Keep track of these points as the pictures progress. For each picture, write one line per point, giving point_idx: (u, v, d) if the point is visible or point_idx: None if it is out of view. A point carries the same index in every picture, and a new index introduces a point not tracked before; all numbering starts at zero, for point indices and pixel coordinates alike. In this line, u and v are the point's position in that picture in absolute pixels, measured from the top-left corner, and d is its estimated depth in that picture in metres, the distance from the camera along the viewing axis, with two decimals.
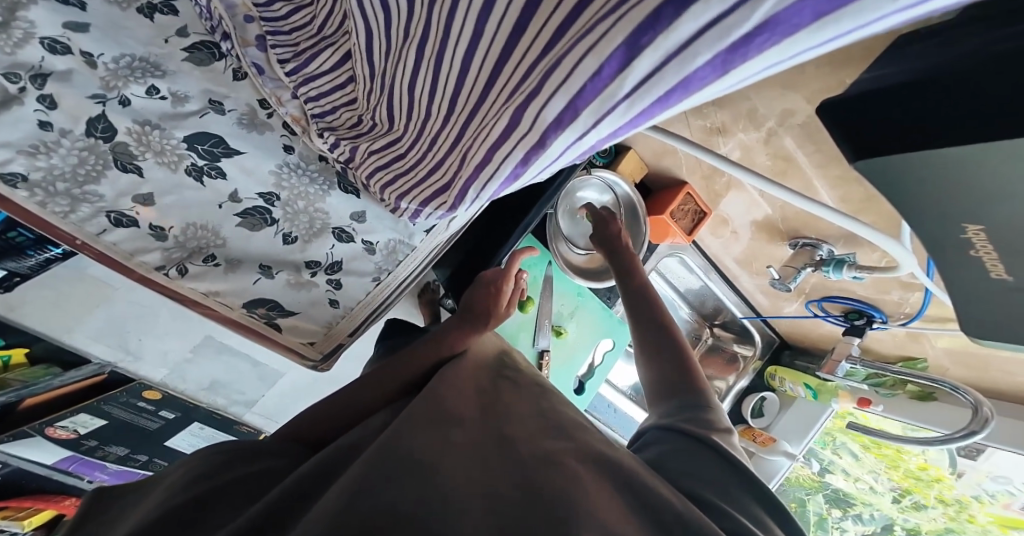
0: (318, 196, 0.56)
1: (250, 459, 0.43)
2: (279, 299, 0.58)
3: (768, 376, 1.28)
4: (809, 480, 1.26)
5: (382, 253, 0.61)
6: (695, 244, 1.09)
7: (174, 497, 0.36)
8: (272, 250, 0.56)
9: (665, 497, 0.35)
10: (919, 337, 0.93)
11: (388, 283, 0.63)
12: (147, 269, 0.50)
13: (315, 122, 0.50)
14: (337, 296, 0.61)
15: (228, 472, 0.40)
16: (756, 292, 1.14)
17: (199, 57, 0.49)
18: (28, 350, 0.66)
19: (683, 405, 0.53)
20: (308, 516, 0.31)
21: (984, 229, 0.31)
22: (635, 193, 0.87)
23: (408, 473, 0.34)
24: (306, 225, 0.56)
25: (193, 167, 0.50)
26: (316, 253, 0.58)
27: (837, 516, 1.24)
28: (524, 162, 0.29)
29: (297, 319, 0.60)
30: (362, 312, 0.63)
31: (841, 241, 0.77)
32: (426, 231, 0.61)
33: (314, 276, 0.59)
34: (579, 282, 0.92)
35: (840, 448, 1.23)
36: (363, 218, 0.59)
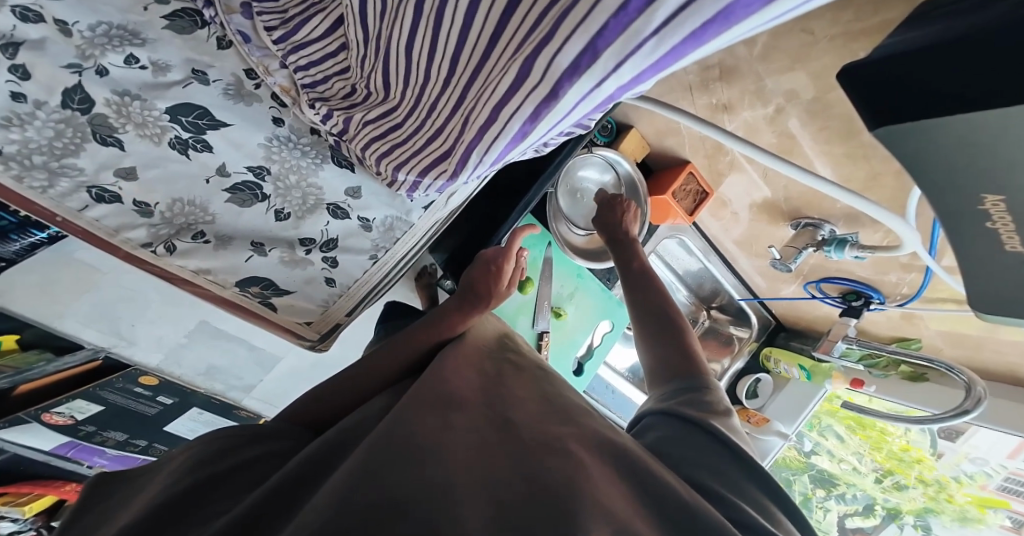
0: (310, 169, 0.51)
1: (255, 441, 0.42)
2: (274, 278, 0.55)
3: (763, 358, 1.29)
4: (795, 460, 1.27)
5: (378, 230, 0.57)
6: (695, 226, 1.08)
7: (180, 480, 0.35)
8: (263, 227, 0.52)
9: (675, 492, 0.34)
10: (914, 319, 0.94)
11: (385, 262, 0.60)
12: (132, 246, 0.46)
13: (306, 93, 0.46)
14: (333, 274, 0.58)
15: (231, 457, 0.39)
16: (753, 275, 1.14)
17: (182, 25, 0.43)
18: (19, 336, 0.64)
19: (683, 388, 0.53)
20: (306, 507, 0.30)
21: (1003, 200, 0.30)
22: (637, 172, 0.85)
23: (404, 463, 0.33)
24: (298, 201, 0.52)
25: (178, 140, 0.45)
26: (310, 231, 0.54)
27: (821, 496, 1.26)
28: (533, 119, 0.27)
29: (293, 298, 0.57)
30: (359, 291, 0.61)
31: (843, 221, 0.76)
32: (424, 208, 0.57)
33: (309, 254, 0.55)
34: (579, 262, 0.90)
35: (826, 431, 1.24)
36: (358, 194, 0.54)
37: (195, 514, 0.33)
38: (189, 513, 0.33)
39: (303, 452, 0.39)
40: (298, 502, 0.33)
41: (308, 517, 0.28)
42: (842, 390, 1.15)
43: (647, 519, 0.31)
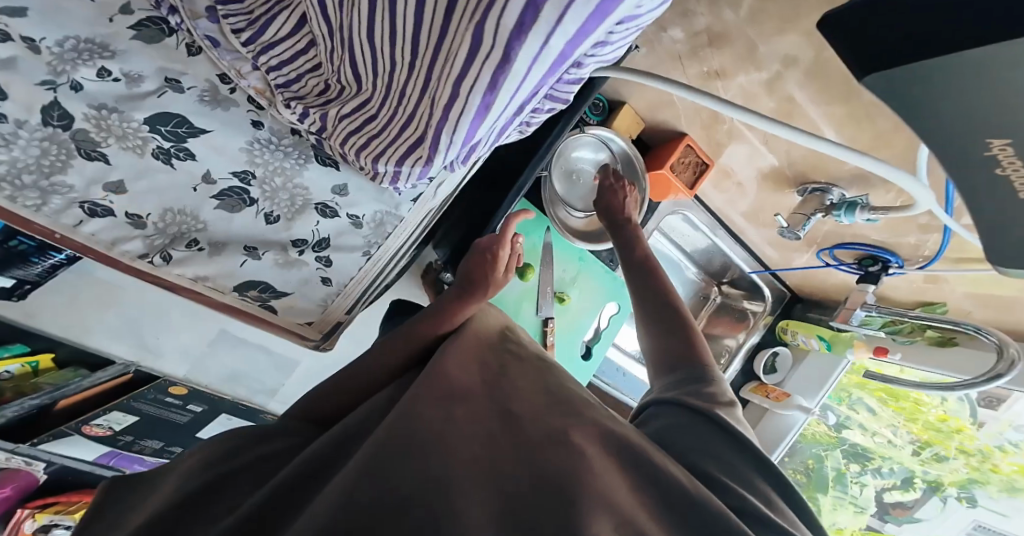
0: (295, 170, 0.49)
1: (262, 441, 0.43)
2: (270, 281, 0.55)
3: (779, 331, 1.26)
4: (825, 435, 1.25)
5: (369, 226, 0.55)
6: (698, 199, 1.06)
7: (192, 478, 0.37)
8: (255, 231, 0.51)
9: (671, 482, 0.34)
10: (937, 281, 0.90)
11: (379, 258, 0.58)
12: (130, 258, 0.47)
13: (280, 93, 0.43)
14: (329, 273, 0.57)
15: (240, 457, 0.40)
16: (764, 246, 1.11)
17: (150, 36, 0.40)
18: (54, 354, 0.72)
19: (681, 377, 0.52)
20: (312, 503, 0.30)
21: (1010, 143, 0.28)
22: (632, 148, 0.83)
23: (405, 457, 0.33)
24: (286, 203, 0.50)
25: (160, 150, 0.44)
26: (301, 231, 0.53)
27: (857, 470, 1.23)
28: (492, 87, 0.27)
29: (292, 299, 0.57)
30: (356, 288, 0.60)
31: (852, 183, 0.73)
32: (414, 200, 0.54)
33: (302, 255, 0.55)
34: (579, 245, 0.89)
35: (856, 404, 1.21)
36: (345, 191, 0.52)
37: (206, 511, 0.34)
38: (199, 508, 0.34)
39: (310, 449, 0.39)
40: (301, 497, 0.34)
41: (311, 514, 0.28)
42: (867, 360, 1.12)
43: (648, 511, 0.31)
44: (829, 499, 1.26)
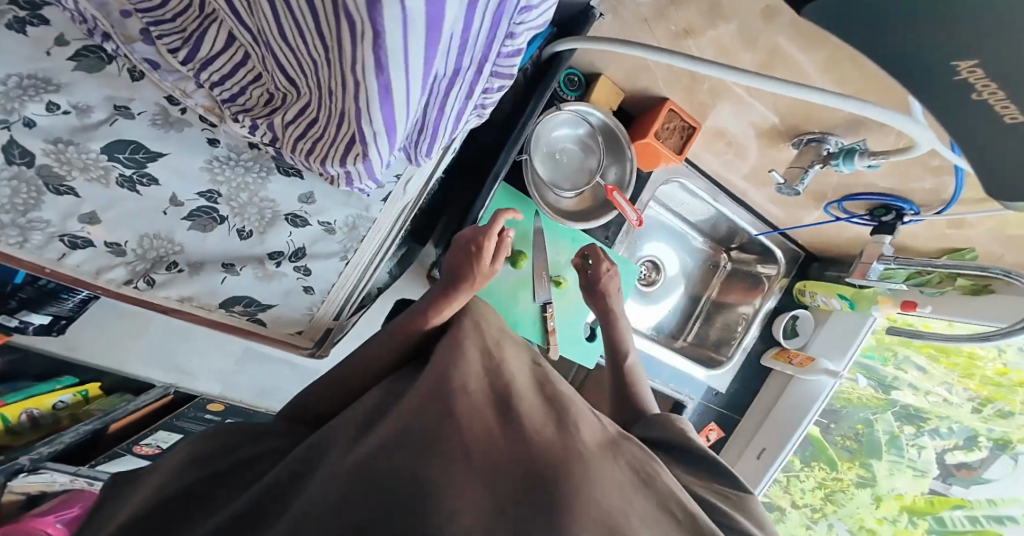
0: (258, 184, 0.49)
1: (257, 438, 0.46)
2: (253, 294, 0.58)
3: (797, 293, 1.22)
4: (874, 398, 1.19)
5: (342, 232, 0.56)
6: (690, 164, 1.04)
7: (185, 473, 0.40)
8: (231, 248, 0.53)
9: (639, 496, 0.39)
10: (962, 225, 0.83)
11: (357, 262, 0.60)
12: (116, 285, 0.50)
13: (227, 107, 0.41)
14: (309, 282, 0.60)
15: (232, 454, 0.43)
16: (768, 204, 1.07)
17: (91, 65, 0.37)
18: (100, 383, 0.76)
19: (654, 422, 0.63)
20: (323, 498, 0.35)
21: (980, 64, 0.23)
22: (613, 119, 0.82)
23: (410, 459, 0.38)
24: (256, 217, 0.52)
25: (124, 178, 0.44)
26: (276, 243, 0.55)
27: (912, 433, 1.17)
28: (379, 67, 0.24)
29: (277, 309, 0.61)
30: (339, 292, 0.63)
31: (847, 129, 0.69)
32: (384, 200, 0.54)
33: (280, 266, 0.57)
34: (570, 226, 0.86)
35: (903, 363, 1.17)
36: (312, 199, 0.52)
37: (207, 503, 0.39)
38: (206, 493, 0.40)
39: (305, 445, 0.43)
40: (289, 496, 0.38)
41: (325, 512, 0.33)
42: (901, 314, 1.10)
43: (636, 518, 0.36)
44: (884, 465, 1.18)
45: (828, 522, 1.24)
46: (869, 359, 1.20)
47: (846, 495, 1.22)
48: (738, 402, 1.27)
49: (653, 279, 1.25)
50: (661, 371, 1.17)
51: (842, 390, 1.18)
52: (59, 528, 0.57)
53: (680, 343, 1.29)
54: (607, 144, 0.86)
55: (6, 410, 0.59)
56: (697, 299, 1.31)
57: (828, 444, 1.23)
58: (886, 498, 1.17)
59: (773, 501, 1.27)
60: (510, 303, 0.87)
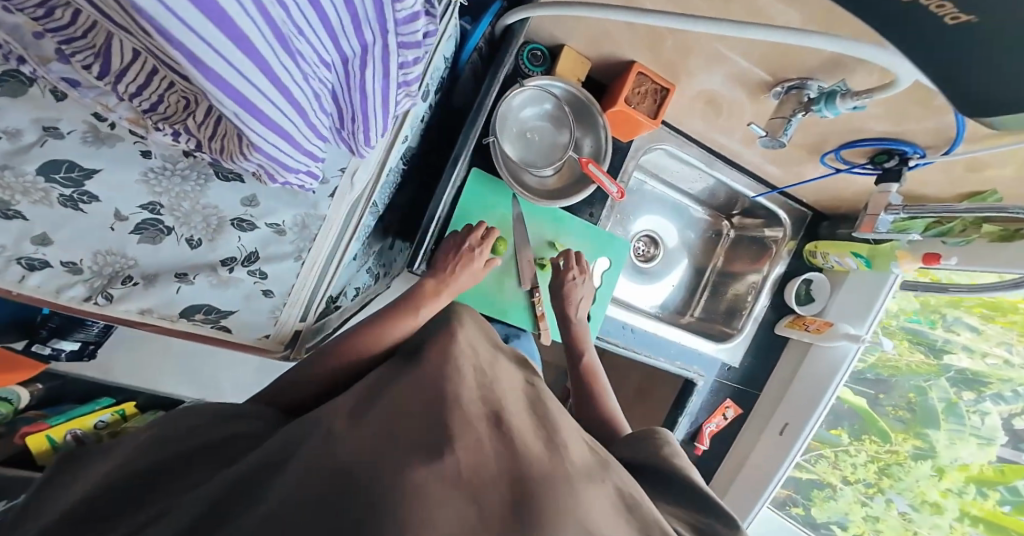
0: (197, 192, 0.52)
1: (226, 421, 0.50)
2: (211, 302, 0.60)
3: (808, 255, 1.17)
4: (925, 365, 1.13)
5: (293, 231, 0.58)
6: (669, 127, 1.03)
7: (148, 454, 0.44)
8: (182, 258, 0.55)
9: (622, 525, 0.39)
10: (984, 166, 0.75)
11: (312, 261, 0.62)
12: (75, 302, 0.52)
13: (148, 116, 0.41)
14: (267, 285, 0.62)
15: (200, 437, 0.47)
16: (764, 164, 1.02)
17: (13, 89, 0.39)
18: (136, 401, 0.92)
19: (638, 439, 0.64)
20: (301, 472, 0.36)
21: None
22: (577, 88, 0.80)
23: (393, 444, 0.39)
24: (202, 225, 0.54)
25: (65, 198, 0.46)
26: (227, 249, 0.57)
27: (971, 399, 1.08)
28: (193, 56, 0.23)
29: (238, 315, 0.63)
30: (299, 292, 0.64)
31: (825, 71, 0.63)
32: (329, 196, 0.55)
33: (234, 272, 0.58)
34: (546, 206, 0.82)
35: (955, 325, 1.09)
36: (254, 202, 0.54)
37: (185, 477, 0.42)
38: (183, 470, 0.43)
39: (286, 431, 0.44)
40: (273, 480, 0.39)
41: (303, 484, 0.34)
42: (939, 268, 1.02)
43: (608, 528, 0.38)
44: (943, 434, 1.09)
45: (885, 498, 1.17)
46: (914, 324, 1.12)
47: (902, 468, 1.14)
48: (755, 375, 1.21)
49: (653, 253, 1.26)
50: (670, 348, 1.13)
51: (887, 357, 1.14)
52: None
53: (687, 318, 1.28)
54: (576, 115, 0.84)
55: (53, 431, 0.77)
56: (702, 270, 1.30)
57: (878, 416, 1.16)
58: (948, 470, 1.08)
59: (822, 478, 1.23)
60: (494, 289, 0.86)
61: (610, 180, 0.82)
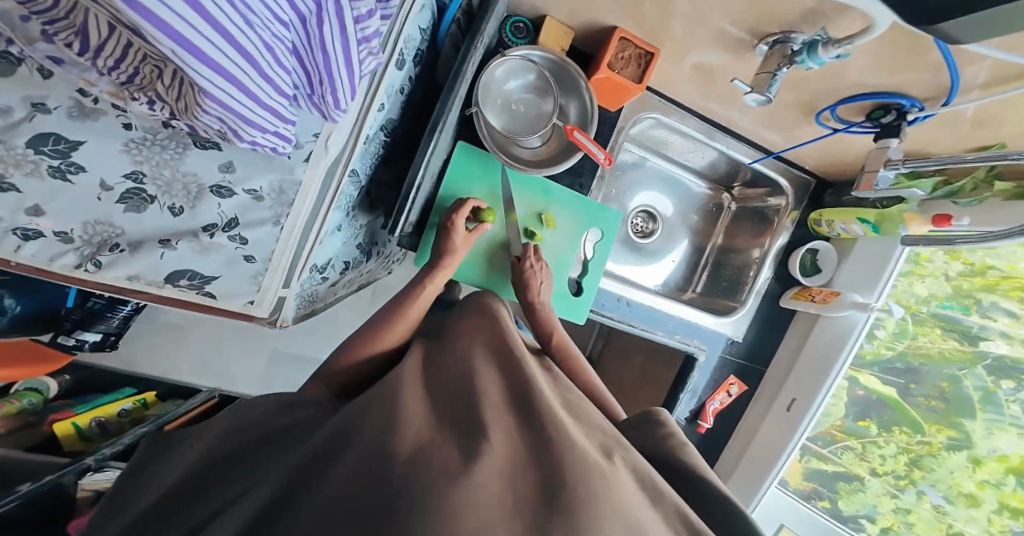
0: (176, 159, 0.53)
1: (290, 410, 0.59)
2: (193, 267, 0.61)
3: (812, 224, 1.13)
4: (959, 352, 1.06)
5: (270, 197, 0.59)
6: (656, 93, 1.01)
7: (239, 437, 0.56)
8: (166, 225, 0.57)
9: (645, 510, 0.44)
10: (989, 121, 0.72)
11: (290, 227, 0.62)
12: (66, 270, 0.54)
13: (126, 87, 0.44)
14: (249, 251, 0.62)
15: (274, 421, 0.57)
16: (759, 129, 0.99)
17: (3, 68, 0.42)
18: (155, 391, 1.28)
19: (640, 426, 0.64)
20: (352, 463, 0.42)
21: None
22: (558, 55, 0.80)
23: (437, 443, 0.44)
24: (183, 193, 0.55)
25: (53, 169, 0.48)
26: (208, 216, 0.58)
27: (1010, 388, 1.01)
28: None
29: (221, 281, 0.63)
30: (281, 260, 0.65)
31: (808, 23, 0.61)
32: (305, 161, 0.57)
33: (215, 238, 0.59)
34: (534, 174, 0.82)
35: (991, 311, 1.02)
36: (232, 168, 0.55)
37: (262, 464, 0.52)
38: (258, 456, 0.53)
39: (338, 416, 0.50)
40: (312, 478, 0.43)
41: (359, 477, 0.40)
42: (971, 254, 1.01)
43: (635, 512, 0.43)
44: (980, 424, 1.03)
45: (917, 489, 1.11)
46: (947, 310, 1.07)
47: (935, 459, 1.07)
48: (760, 351, 1.19)
49: (651, 229, 1.27)
50: (666, 323, 1.12)
51: (919, 345, 1.09)
52: None
53: (689, 294, 1.27)
54: (560, 85, 0.84)
55: (77, 419, 1.07)
56: (702, 249, 1.29)
57: (909, 406, 1.10)
58: (986, 461, 1.02)
59: (849, 470, 1.18)
60: (484, 263, 0.89)
61: (598, 147, 0.82)
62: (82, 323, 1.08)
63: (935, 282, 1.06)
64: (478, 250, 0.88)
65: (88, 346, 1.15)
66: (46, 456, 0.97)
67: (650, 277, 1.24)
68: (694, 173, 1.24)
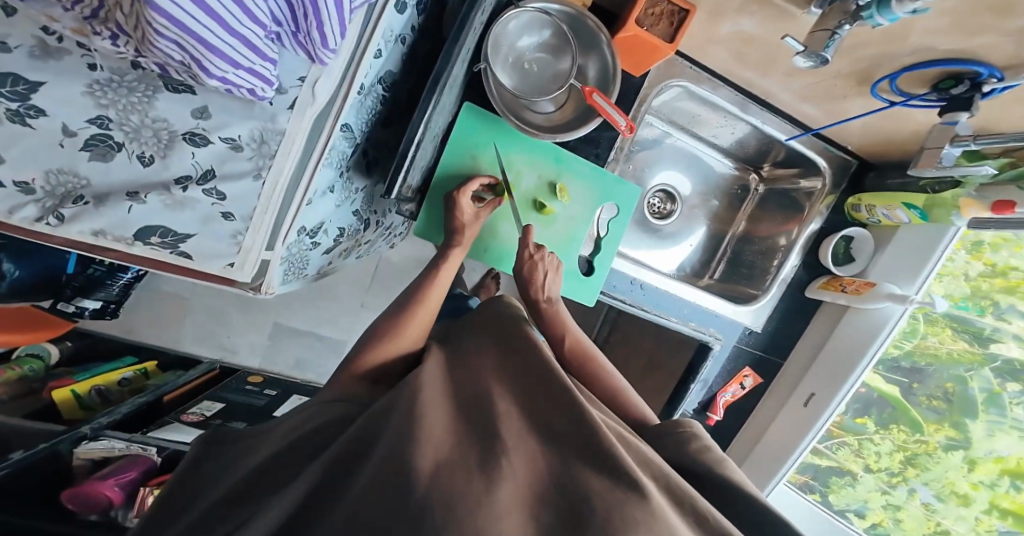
0: (146, 104, 0.47)
1: (330, 406, 0.54)
2: (168, 224, 0.56)
3: (850, 209, 1.04)
4: (967, 353, 1.00)
5: (250, 147, 0.53)
6: (686, 58, 0.92)
7: (283, 438, 0.50)
8: (135, 176, 0.51)
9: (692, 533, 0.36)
10: None
11: (273, 183, 0.57)
12: (27, 223, 0.50)
13: (89, 20, 0.37)
14: (228, 208, 0.57)
15: (299, 420, 0.53)
16: (801, 104, 0.90)
17: None
18: (157, 360, 1.28)
19: (665, 432, 0.55)
20: (367, 476, 0.37)
21: None
22: (577, 8, 0.72)
23: (459, 457, 0.39)
24: (153, 141, 0.50)
25: (9, 112, 0.42)
26: (182, 167, 0.52)
27: (1016, 391, 0.97)
28: None
29: (197, 240, 0.58)
30: (263, 220, 0.60)
31: None
32: (290, 107, 0.51)
33: (189, 192, 0.54)
34: (546, 140, 0.74)
35: (1007, 313, 0.96)
36: (207, 114, 0.49)
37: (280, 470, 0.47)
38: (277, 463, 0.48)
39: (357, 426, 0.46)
40: (331, 498, 0.39)
41: (373, 492, 0.35)
42: (993, 254, 0.94)
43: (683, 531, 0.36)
44: (981, 425, 0.99)
45: (909, 487, 1.10)
46: (961, 310, 0.99)
47: (931, 458, 1.05)
48: (778, 343, 1.12)
49: (669, 210, 1.19)
50: (682, 308, 1.05)
51: (926, 345, 1.02)
52: (113, 489, 0.86)
53: (705, 281, 1.19)
54: (580, 43, 0.76)
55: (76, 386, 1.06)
56: (720, 238, 1.21)
57: (910, 405, 1.04)
58: (982, 462, 1.00)
59: (843, 466, 1.14)
60: (487, 235, 0.85)
61: (619, 114, 0.74)
62: (83, 290, 1.05)
63: (953, 281, 0.97)
64: (488, 229, 0.84)
65: (88, 314, 1.12)
66: (44, 424, 0.95)
67: (664, 261, 1.17)
68: (719, 151, 1.15)
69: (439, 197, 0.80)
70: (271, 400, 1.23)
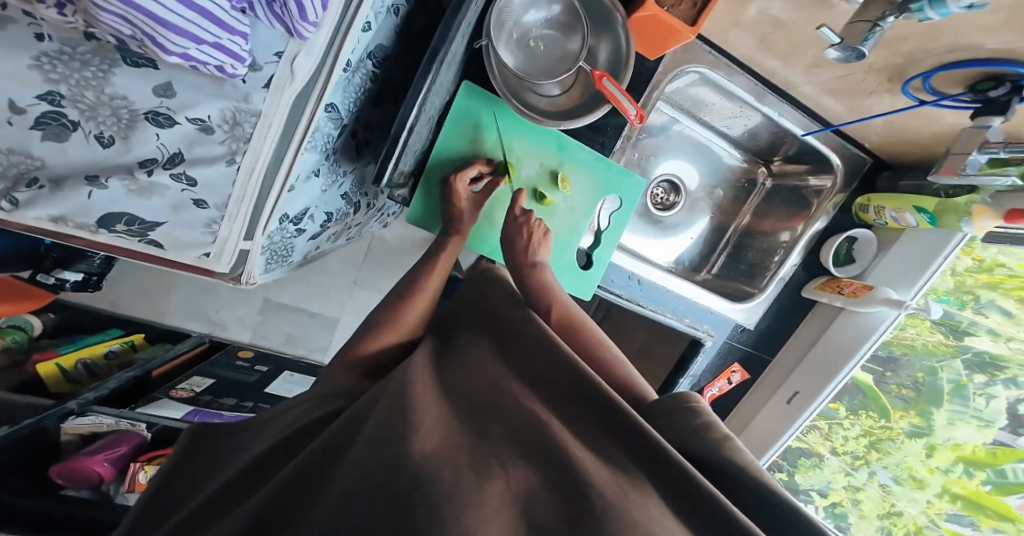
0: (101, 79, 0.41)
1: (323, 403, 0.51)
2: (131, 210, 0.52)
3: (858, 210, 1.00)
4: (942, 345, 0.99)
5: (222, 128, 0.49)
6: (705, 41, 0.85)
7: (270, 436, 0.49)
8: (94, 157, 0.47)
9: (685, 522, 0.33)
10: None
11: (248, 168, 0.53)
12: None
13: None
14: (199, 195, 0.54)
15: (289, 416, 0.51)
16: (822, 97, 0.84)
17: None
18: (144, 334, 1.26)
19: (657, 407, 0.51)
20: (349, 467, 0.36)
21: None
22: None
23: (443, 444, 0.37)
24: (113, 120, 0.45)
25: None
26: (145, 149, 0.48)
27: (981, 382, 0.96)
28: None
29: (167, 228, 0.55)
30: (241, 208, 0.56)
31: None
32: (265, 86, 0.46)
33: (154, 176, 0.50)
34: (547, 127, 0.69)
35: (986, 308, 0.94)
36: (172, 91, 0.44)
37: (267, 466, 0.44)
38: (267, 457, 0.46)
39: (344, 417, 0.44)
40: (314, 492, 0.37)
41: (354, 485, 0.33)
42: (982, 250, 0.88)
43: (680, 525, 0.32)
44: (943, 414, 0.99)
45: (869, 470, 1.11)
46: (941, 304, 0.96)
47: (893, 443, 1.07)
48: (771, 340, 1.09)
49: (671, 202, 1.15)
50: (677, 304, 1.01)
51: (904, 336, 0.99)
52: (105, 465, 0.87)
53: (703, 276, 1.16)
54: (591, 21, 0.70)
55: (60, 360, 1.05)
56: (723, 229, 1.17)
57: (880, 393, 1.04)
58: (940, 448, 1.00)
59: (812, 448, 1.14)
60: (485, 224, 0.81)
61: (626, 100, 0.68)
62: (62, 261, 1.00)
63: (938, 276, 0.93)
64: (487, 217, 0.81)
65: (69, 287, 1.04)
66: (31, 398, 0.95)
67: (662, 254, 1.13)
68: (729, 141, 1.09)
69: (434, 183, 0.76)
70: (261, 376, 1.23)
